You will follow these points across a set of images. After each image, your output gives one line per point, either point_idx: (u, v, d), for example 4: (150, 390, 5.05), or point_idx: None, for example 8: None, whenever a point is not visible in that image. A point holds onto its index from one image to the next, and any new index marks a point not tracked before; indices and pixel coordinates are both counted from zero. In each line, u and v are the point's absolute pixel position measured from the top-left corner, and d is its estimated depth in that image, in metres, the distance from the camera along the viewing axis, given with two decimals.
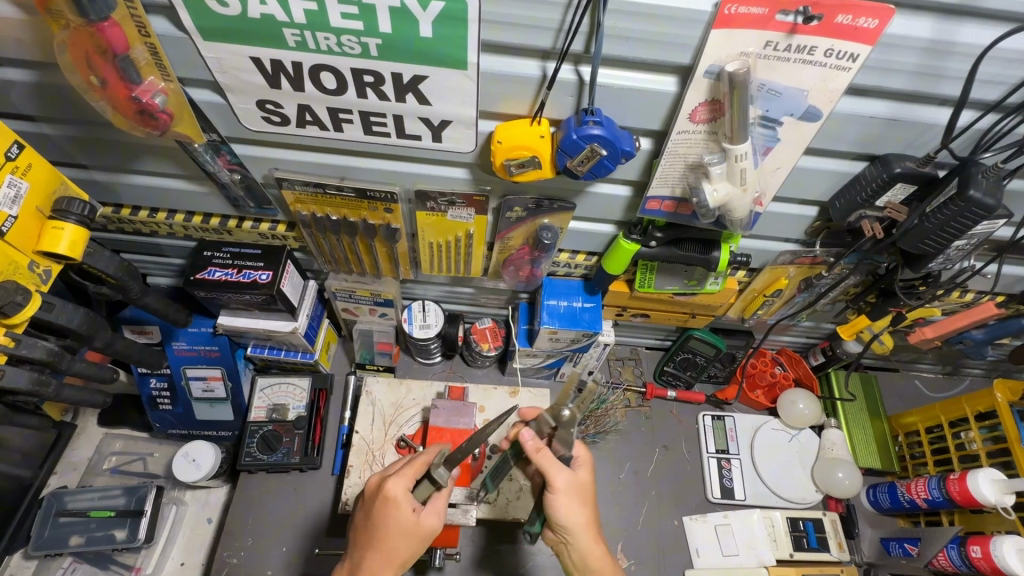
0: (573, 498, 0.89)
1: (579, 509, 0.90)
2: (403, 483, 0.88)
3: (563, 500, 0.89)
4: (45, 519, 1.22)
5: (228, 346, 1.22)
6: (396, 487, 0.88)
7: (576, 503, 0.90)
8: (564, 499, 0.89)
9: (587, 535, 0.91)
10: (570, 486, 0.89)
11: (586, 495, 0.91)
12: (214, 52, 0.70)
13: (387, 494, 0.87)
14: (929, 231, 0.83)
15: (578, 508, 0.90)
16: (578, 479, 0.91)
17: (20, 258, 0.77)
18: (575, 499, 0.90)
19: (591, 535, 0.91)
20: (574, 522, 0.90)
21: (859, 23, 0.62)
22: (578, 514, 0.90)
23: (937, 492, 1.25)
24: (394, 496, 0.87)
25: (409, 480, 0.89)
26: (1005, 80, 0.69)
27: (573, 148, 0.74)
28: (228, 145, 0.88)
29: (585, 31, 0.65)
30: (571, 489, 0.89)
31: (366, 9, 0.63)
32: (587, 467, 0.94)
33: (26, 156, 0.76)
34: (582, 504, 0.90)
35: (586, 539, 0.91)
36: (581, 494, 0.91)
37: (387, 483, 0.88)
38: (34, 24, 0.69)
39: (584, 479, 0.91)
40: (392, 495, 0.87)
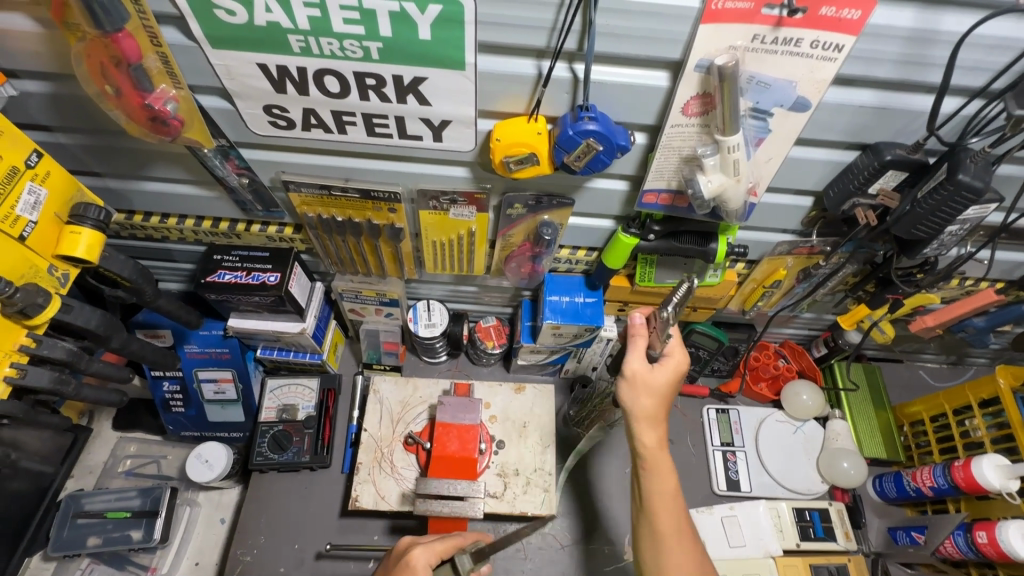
0: (637, 391, 0.92)
1: (647, 400, 0.92)
2: (429, 555, 0.88)
3: (632, 387, 0.93)
4: (63, 521, 1.25)
5: (239, 348, 1.24)
6: (421, 557, 0.88)
7: (642, 396, 0.92)
8: (633, 387, 0.93)
9: (646, 421, 0.92)
10: (643, 377, 0.92)
11: (659, 392, 0.92)
12: (223, 59, 0.73)
13: (410, 563, 0.87)
14: (921, 216, 0.85)
15: (643, 399, 0.92)
16: (653, 376, 0.93)
17: (40, 262, 0.80)
18: (646, 388, 0.92)
19: (659, 422, 0.92)
20: (636, 411, 0.93)
21: (842, 14, 0.64)
22: (645, 402, 0.92)
23: (943, 479, 1.26)
24: (416, 565, 0.87)
25: (434, 555, 0.89)
26: (989, 66, 0.70)
27: (569, 144, 0.77)
28: (236, 150, 0.91)
29: (578, 29, 0.67)
30: (640, 380, 0.93)
31: (367, 14, 0.66)
32: (670, 371, 0.94)
33: (45, 164, 0.79)
34: (653, 399, 0.92)
35: (644, 422, 0.92)
36: (652, 389, 0.92)
37: (413, 552, 0.88)
38: (51, 38, 0.72)
39: (661, 381, 0.93)
40: (415, 564, 0.87)
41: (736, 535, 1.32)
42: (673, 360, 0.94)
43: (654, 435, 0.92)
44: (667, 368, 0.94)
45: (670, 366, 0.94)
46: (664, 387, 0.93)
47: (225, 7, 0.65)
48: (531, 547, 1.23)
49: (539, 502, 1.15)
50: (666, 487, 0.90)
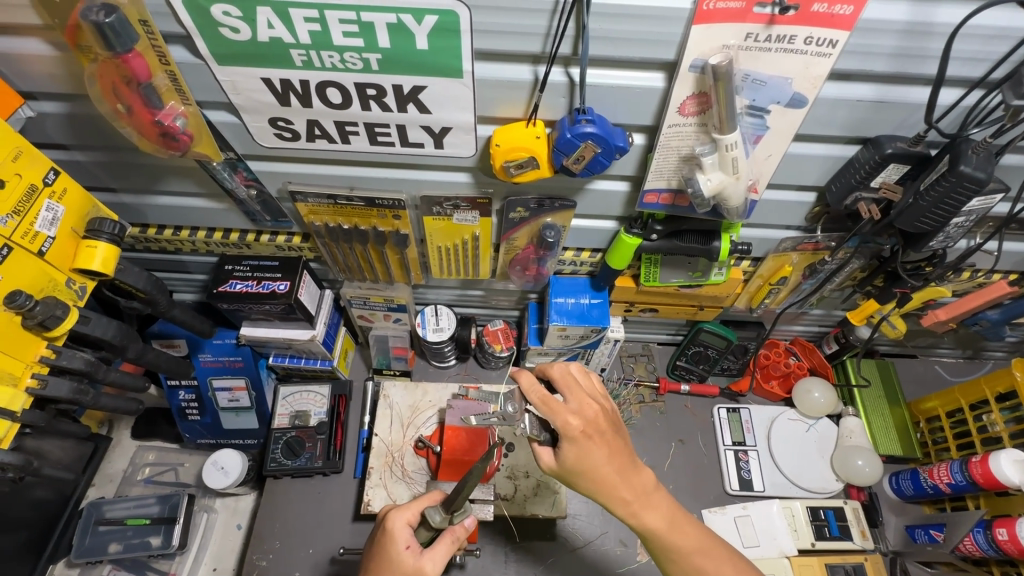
0: (575, 480, 0.85)
1: (589, 480, 0.85)
2: (403, 515, 0.90)
3: (566, 476, 0.86)
4: (85, 528, 1.28)
5: (251, 356, 1.27)
6: (396, 519, 0.89)
7: (586, 477, 0.85)
8: (568, 478, 0.86)
9: (608, 495, 0.85)
10: (563, 469, 0.85)
11: (592, 472, 0.84)
12: (228, 74, 0.75)
13: (387, 526, 0.89)
14: (924, 209, 0.85)
15: (586, 482, 0.85)
16: (572, 460, 0.84)
17: (58, 276, 0.83)
18: (580, 471, 0.84)
19: (614, 485, 0.85)
20: (590, 490, 0.86)
21: (835, 10, 0.64)
22: (594, 480, 0.85)
23: (960, 475, 1.24)
24: (392, 527, 0.89)
25: (412, 514, 0.91)
26: (988, 56, 0.70)
27: (568, 147, 0.78)
28: (243, 162, 0.93)
29: (572, 34, 0.68)
30: (571, 470, 0.85)
31: (366, 27, 0.67)
32: (573, 448, 0.83)
33: (62, 181, 0.82)
34: (586, 479, 0.85)
35: (608, 495, 0.86)
36: (590, 469, 0.84)
37: (388, 515, 0.90)
38: (65, 60, 0.75)
39: (576, 460, 0.83)
40: (391, 525, 0.89)
41: (750, 534, 1.31)
42: (565, 438, 0.83)
43: (621, 500, 0.86)
44: (572, 448, 0.83)
45: (570, 442, 0.83)
46: (590, 463, 0.83)
47: (230, 25, 0.68)
48: (544, 549, 1.24)
49: (550, 504, 1.16)
50: (666, 532, 0.87)
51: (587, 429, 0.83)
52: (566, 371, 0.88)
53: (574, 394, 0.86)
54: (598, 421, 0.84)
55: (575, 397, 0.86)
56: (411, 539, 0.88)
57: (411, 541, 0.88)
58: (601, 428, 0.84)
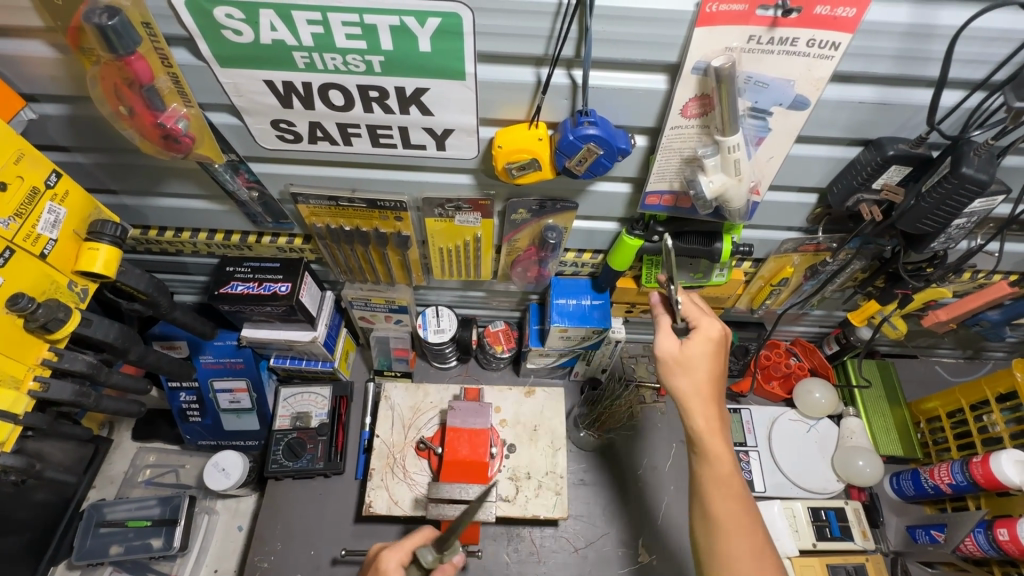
0: (676, 369, 0.88)
1: (687, 373, 0.87)
2: (395, 556, 0.90)
3: (669, 366, 0.89)
4: (86, 530, 1.28)
5: (253, 357, 1.27)
6: (389, 560, 0.90)
7: (698, 365, 0.87)
8: (668, 365, 0.89)
9: (692, 400, 0.87)
10: (675, 354, 0.88)
11: (700, 366, 0.87)
12: (231, 77, 0.75)
13: (379, 567, 0.89)
14: (926, 211, 0.85)
15: (682, 377, 0.88)
16: (689, 350, 0.88)
17: (60, 278, 0.83)
18: (688, 363, 0.87)
19: (702, 390, 0.87)
20: (681, 386, 0.88)
21: (837, 13, 0.64)
22: (692, 377, 0.88)
23: (961, 476, 1.24)
24: (386, 568, 0.89)
25: (403, 554, 0.91)
26: (990, 59, 0.70)
27: (570, 149, 0.78)
28: (245, 164, 0.93)
29: (575, 37, 0.68)
30: (675, 358, 0.88)
31: (369, 29, 0.67)
32: (701, 340, 0.88)
33: (64, 183, 0.82)
34: (693, 374, 0.87)
35: (693, 399, 0.87)
36: (693, 368, 0.87)
37: (381, 555, 0.91)
38: (66, 62, 0.75)
39: (696, 351, 0.87)
40: (383, 567, 0.89)
41: None
42: (702, 330, 0.89)
43: (698, 414, 0.86)
44: (702, 341, 0.88)
45: (699, 334, 0.88)
46: (701, 357, 0.87)
47: (232, 28, 0.68)
48: (545, 549, 1.24)
49: (551, 505, 1.16)
50: (728, 467, 0.84)
51: (719, 340, 0.89)
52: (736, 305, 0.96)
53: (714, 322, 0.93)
54: (727, 345, 0.90)
55: (717, 316, 0.94)
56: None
57: None
58: (724, 346, 0.89)
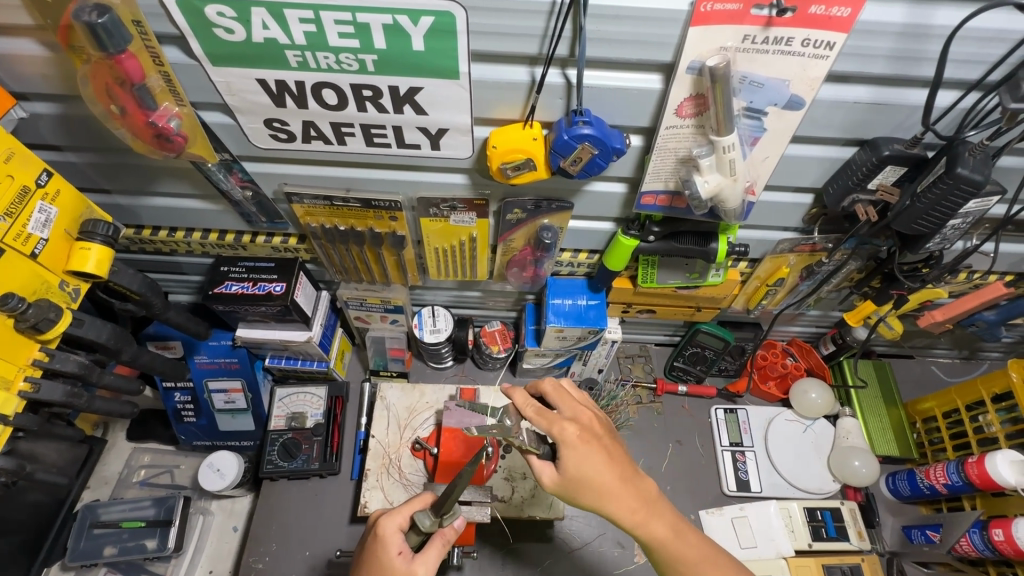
0: (578, 491, 0.83)
1: (591, 490, 0.83)
2: (394, 521, 0.89)
3: (567, 491, 0.84)
4: (80, 531, 1.27)
5: (247, 357, 1.26)
6: (388, 524, 0.89)
7: (591, 475, 0.83)
8: (569, 493, 0.84)
9: (611, 505, 0.83)
10: (563, 482, 0.84)
11: (591, 485, 0.83)
12: (223, 75, 0.74)
13: (377, 532, 0.89)
14: (921, 211, 0.85)
15: (587, 496, 0.83)
16: (574, 471, 0.83)
17: (52, 278, 0.82)
18: (578, 488, 0.83)
19: (612, 492, 0.83)
20: (592, 502, 0.84)
21: (832, 12, 0.64)
22: (591, 493, 0.83)
23: (956, 476, 1.24)
24: (384, 533, 0.89)
25: (403, 519, 0.90)
26: (985, 59, 0.70)
27: (565, 149, 0.77)
28: (239, 163, 0.93)
29: (569, 36, 0.68)
30: (573, 483, 0.83)
31: (361, 28, 0.67)
32: (573, 453, 0.83)
33: (55, 182, 0.81)
34: (592, 491, 0.82)
35: (614, 505, 0.84)
36: (592, 481, 0.83)
37: (380, 519, 0.90)
38: (58, 60, 0.74)
39: (576, 470, 0.83)
40: (382, 531, 0.89)
41: (747, 535, 1.31)
42: (564, 445, 0.83)
43: (626, 509, 0.84)
44: (571, 453, 0.83)
45: (568, 448, 0.83)
46: (589, 471, 0.83)
47: (224, 26, 0.67)
48: (541, 550, 1.23)
49: (547, 505, 1.16)
50: (672, 541, 0.86)
51: (584, 434, 0.85)
52: (558, 386, 0.93)
53: (566, 404, 0.90)
54: (593, 426, 0.87)
55: (566, 405, 0.90)
56: (403, 545, 0.88)
57: (403, 546, 0.88)
58: (597, 432, 0.86)
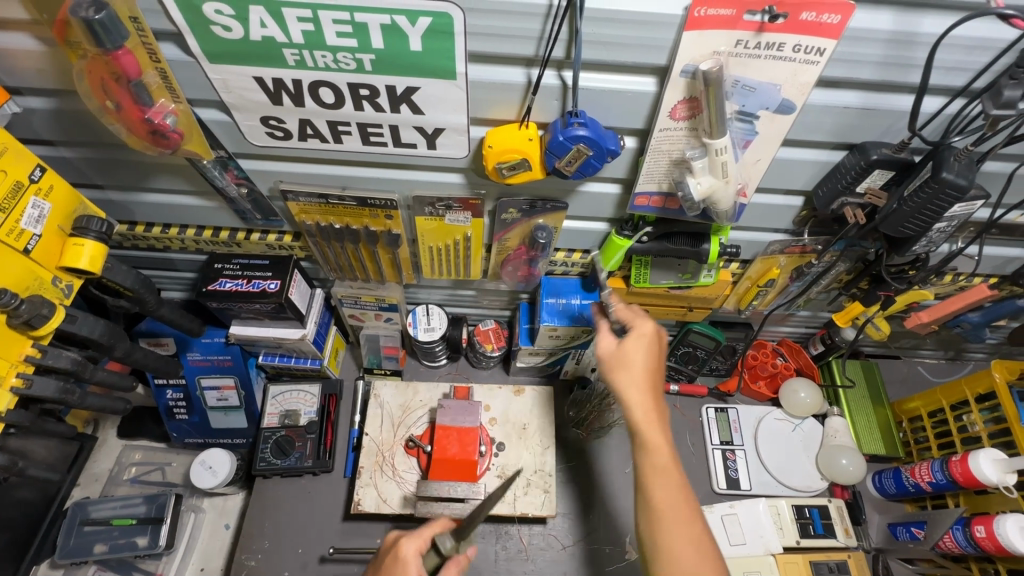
0: (615, 368, 0.92)
1: (627, 371, 0.91)
2: (415, 543, 0.90)
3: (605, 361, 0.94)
4: (70, 529, 1.26)
5: (241, 355, 1.26)
6: (408, 546, 0.90)
7: (633, 360, 0.92)
8: (608, 369, 0.93)
9: (630, 393, 0.89)
10: (611, 357, 0.93)
11: (631, 362, 0.91)
12: (220, 73, 0.75)
13: (399, 554, 0.90)
14: (908, 214, 0.86)
15: (620, 372, 0.92)
16: (626, 349, 0.93)
17: (44, 273, 0.82)
18: (618, 363, 0.92)
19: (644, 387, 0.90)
20: (619, 385, 0.91)
21: (822, 19, 0.65)
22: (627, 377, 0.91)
23: (941, 474, 1.27)
24: (405, 555, 0.89)
25: (421, 542, 0.91)
26: (970, 67, 0.72)
27: (560, 149, 0.78)
28: (234, 161, 0.93)
29: (565, 38, 0.69)
30: (616, 359, 0.93)
31: (360, 27, 0.67)
32: (637, 338, 0.93)
33: (49, 178, 0.81)
34: (629, 367, 0.91)
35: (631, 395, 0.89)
36: (632, 364, 0.91)
37: (400, 542, 0.91)
38: (53, 55, 0.74)
39: (626, 347, 0.93)
40: (403, 554, 0.89)
41: (737, 532, 1.32)
42: (635, 332, 0.94)
43: (637, 406, 0.89)
44: (635, 338, 0.93)
45: (632, 334, 0.94)
46: (637, 356, 0.92)
47: (222, 24, 0.67)
48: (533, 546, 1.24)
49: (540, 503, 1.17)
50: (665, 465, 0.85)
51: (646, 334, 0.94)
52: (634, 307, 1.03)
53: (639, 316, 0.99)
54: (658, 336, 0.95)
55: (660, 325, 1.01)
56: (421, 566, 0.89)
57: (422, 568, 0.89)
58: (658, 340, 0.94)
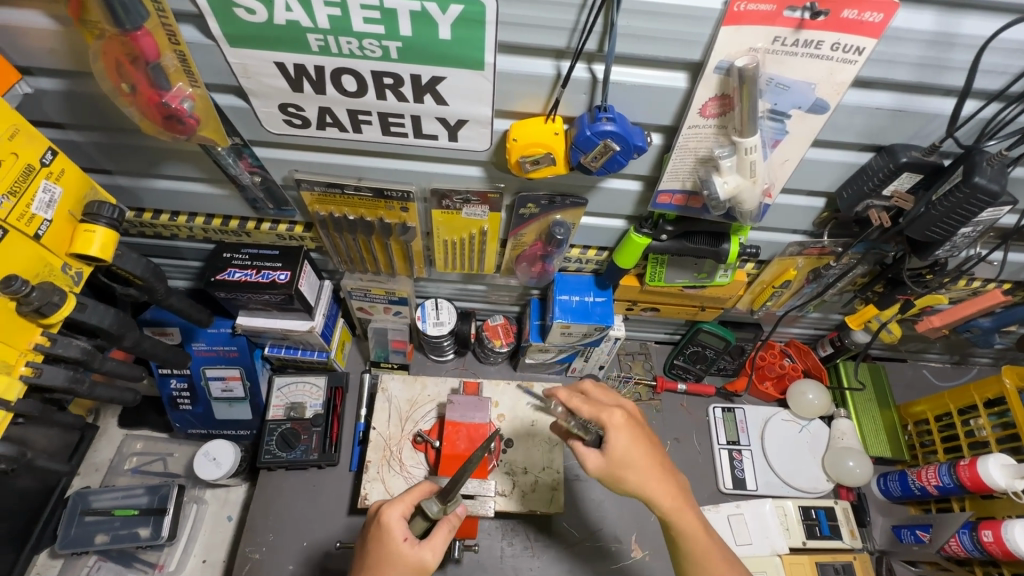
0: (620, 470, 0.86)
1: (630, 470, 0.85)
2: (397, 510, 0.88)
3: (610, 472, 0.86)
4: (71, 518, 1.25)
5: (247, 346, 1.24)
6: (390, 513, 0.88)
7: (631, 457, 0.85)
8: (611, 473, 0.86)
9: (651, 484, 0.86)
10: (608, 463, 0.86)
11: (633, 461, 0.85)
12: (239, 57, 0.72)
13: (381, 520, 0.88)
14: (935, 219, 0.86)
15: (629, 471, 0.85)
16: (615, 455, 0.85)
17: (55, 261, 0.80)
18: (620, 467, 0.86)
19: (657, 475, 0.86)
20: (632, 480, 0.86)
21: (865, 17, 0.64)
22: (630, 474, 0.86)
23: (948, 478, 1.26)
24: (387, 522, 0.87)
25: (405, 507, 0.89)
26: (1008, 70, 0.71)
27: (586, 145, 0.76)
28: (249, 148, 0.91)
29: (599, 31, 0.67)
30: (617, 462, 0.85)
31: (388, 13, 0.65)
32: (619, 434, 0.86)
33: (60, 162, 0.79)
34: (635, 470, 0.85)
35: (651, 487, 0.86)
36: (630, 463, 0.85)
37: (381, 509, 0.89)
38: (67, 35, 0.71)
39: (616, 450, 0.85)
40: (386, 520, 0.88)
41: (743, 532, 1.32)
42: (612, 427, 0.87)
43: (663, 496, 0.86)
44: (617, 435, 0.86)
45: (614, 431, 0.86)
46: (629, 451, 0.86)
47: (245, 6, 0.65)
48: (539, 545, 1.24)
49: (548, 500, 1.16)
50: (702, 538, 0.86)
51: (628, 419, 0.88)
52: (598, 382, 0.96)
53: (610, 398, 0.93)
54: (636, 417, 0.90)
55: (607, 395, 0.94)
56: (407, 531, 0.88)
57: (408, 532, 0.87)
58: (639, 421, 0.89)
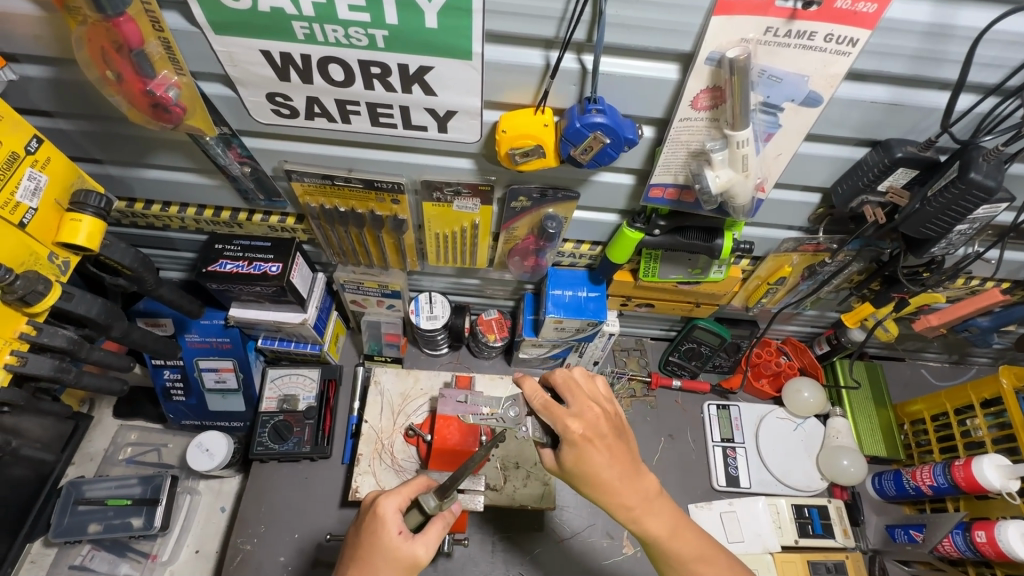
0: (578, 483, 0.85)
1: (587, 483, 0.84)
2: (394, 501, 0.88)
3: (568, 478, 0.86)
4: (64, 507, 1.25)
5: (240, 338, 1.24)
6: (387, 504, 0.88)
7: (586, 472, 0.83)
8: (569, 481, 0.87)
9: (612, 497, 0.84)
10: (565, 474, 0.86)
11: (589, 478, 0.84)
12: (225, 45, 0.72)
13: (376, 511, 0.87)
14: (930, 215, 0.85)
15: (586, 486, 0.85)
16: (572, 469, 0.84)
17: (41, 249, 0.80)
18: (577, 480, 0.84)
19: (614, 489, 0.84)
20: (592, 492, 0.85)
21: (858, 7, 0.62)
22: (588, 487, 0.85)
23: (943, 478, 1.25)
24: (383, 513, 0.87)
25: (402, 500, 0.89)
26: (1005, 63, 0.69)
27: (576, 137, 0.75)
28: (238, 138, 0.90)
29: (588, 20, 0.66)
30: (575, 475, 0.85)
31: (373, 1, 0.64)
32: (573, 452, 0.83)
33: (45, 150, 0.78)
34: (592, 484, 0.84)
35: (611, 499, 0.85)
36: (588, 477, 0.84)
37: (378, 499, 0.89)
38: (52, 20, 0.71)
39: (569, 466, 0.84)
40: (382, 511, 0.87)
41: (735, 530, 1.31)
42: (568, 442, 0.83)
43: (624, 506, 0.85)
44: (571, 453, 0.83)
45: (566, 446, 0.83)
46: (584, 467, 0.83)
47: None
48: (530, 539, 1.23)
49: (539, 495, 1.15)
50: (667, 539, 0.86)
51: (586, 431, 0.83)
52: (569, 376, 0.89)
53: (576, 398, 0.86)
54: (598, 424, 0.84)
55: (576, 399, 0.86)
56: (402, 525, 0.87)
57: (403, 525, 0.87)
58: (601, 431, 0.84)
